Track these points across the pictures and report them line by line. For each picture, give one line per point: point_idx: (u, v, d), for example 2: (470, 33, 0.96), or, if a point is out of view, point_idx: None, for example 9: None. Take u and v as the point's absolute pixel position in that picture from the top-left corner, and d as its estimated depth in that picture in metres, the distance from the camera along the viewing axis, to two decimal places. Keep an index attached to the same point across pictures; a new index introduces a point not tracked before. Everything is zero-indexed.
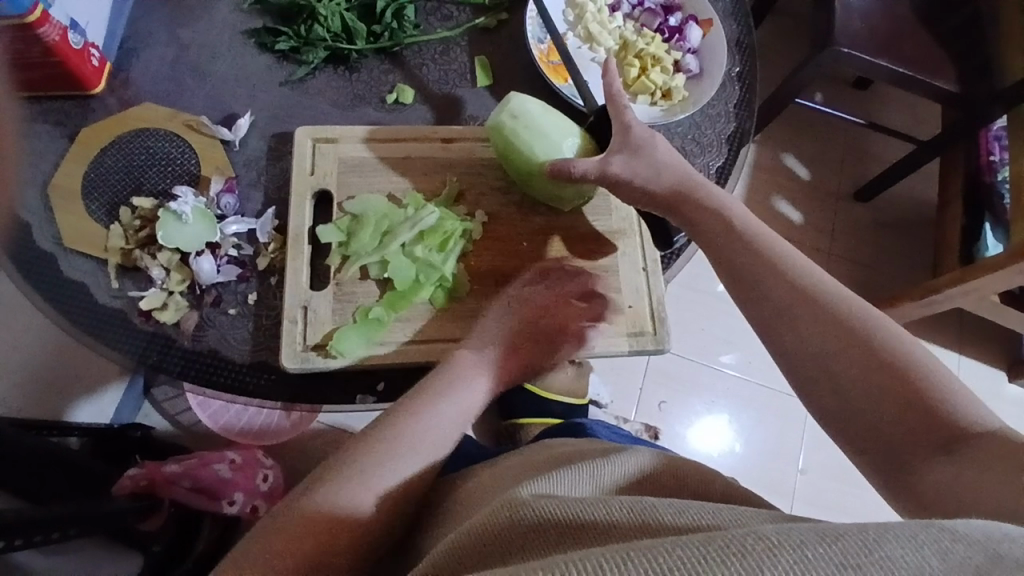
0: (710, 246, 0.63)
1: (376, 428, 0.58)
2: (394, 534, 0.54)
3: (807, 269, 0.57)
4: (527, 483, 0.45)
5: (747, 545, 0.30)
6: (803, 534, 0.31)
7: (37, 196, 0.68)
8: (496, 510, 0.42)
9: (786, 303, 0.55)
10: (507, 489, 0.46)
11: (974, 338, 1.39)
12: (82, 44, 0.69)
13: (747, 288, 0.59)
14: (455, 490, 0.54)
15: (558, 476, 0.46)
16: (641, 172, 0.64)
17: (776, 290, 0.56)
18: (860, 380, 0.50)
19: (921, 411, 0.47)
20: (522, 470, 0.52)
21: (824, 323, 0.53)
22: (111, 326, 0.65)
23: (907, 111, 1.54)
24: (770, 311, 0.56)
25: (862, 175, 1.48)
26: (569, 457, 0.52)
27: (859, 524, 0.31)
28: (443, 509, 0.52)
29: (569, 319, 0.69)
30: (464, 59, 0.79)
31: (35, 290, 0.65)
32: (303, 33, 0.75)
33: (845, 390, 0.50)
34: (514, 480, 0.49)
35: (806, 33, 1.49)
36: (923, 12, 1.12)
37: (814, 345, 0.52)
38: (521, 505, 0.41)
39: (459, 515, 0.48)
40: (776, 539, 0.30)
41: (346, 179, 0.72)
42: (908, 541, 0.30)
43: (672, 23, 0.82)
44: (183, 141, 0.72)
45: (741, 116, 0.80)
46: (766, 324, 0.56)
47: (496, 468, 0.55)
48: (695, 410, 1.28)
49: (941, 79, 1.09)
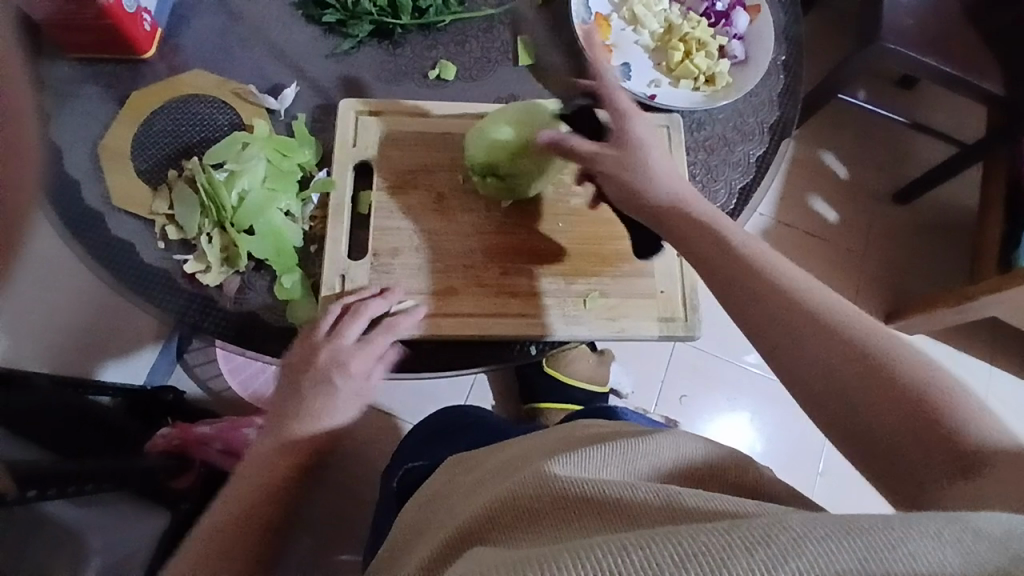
0: (696, 258, 0.58)
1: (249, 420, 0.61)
2: (424, 502, 0.56)
3: (799, 278, 0.52)
4: (559, 456, 0.47)
5: (770, 535, 0.30)
6: (828, 525, 0.31)
7: (87, 156, 0.70)
8: (525, 483, 0.43)
9: (778, 308, 0.50)
10: (536, 462, 0.47)
11: (1008, 348, 1.36)
12: (135, 9, 0.70)
13: (736, 295, 0.54)
14: (488, 461, 0.55)
15: (590, 453, 0.47)
16: (623, 171, 0.62)
17: (771, 301, 0.51)
18: (868, 397, 0.45)
19: (923, 420, 0.43)
20: (552, 446, 0.53)
21: (823, 335, 0.48)
22: (156, 284, 0.67)
23: (954, 112, 1.50)
24: (760, 321, 0.51)
25: (901, 175, 1.45)
26: (604, 436, 0.53)
27: (883, 518, 0.31)
28: (474, 480, 0.52)
29: (601, 302, 0.70)
30: (507, 38, 0.79)
31: (83, 248, 0.68)
32: (350, 6, 0.76)
33: (842, 396, 0.46)
34: (542, 455, 0.50)
35: (851, 27, 1.45)
36: (972, 9, 1.09)
37: (811, 355, 0.47)
38: (552, 480, 0.42)
39: (488, 485, 0.49)
40: (800, 531, 0.30)
41: (386, 153, 0.72)
42: (932, 537, 0.30)
43: (719, 7, 0.81)
44: (230, 109, 0.73)
45: (784, 105, 0.79)
46: (758, 334, 0.51)
47: (530, 443, 0.56)
48: (716, 405, 1.27)
49: (987, 81, 1.06)
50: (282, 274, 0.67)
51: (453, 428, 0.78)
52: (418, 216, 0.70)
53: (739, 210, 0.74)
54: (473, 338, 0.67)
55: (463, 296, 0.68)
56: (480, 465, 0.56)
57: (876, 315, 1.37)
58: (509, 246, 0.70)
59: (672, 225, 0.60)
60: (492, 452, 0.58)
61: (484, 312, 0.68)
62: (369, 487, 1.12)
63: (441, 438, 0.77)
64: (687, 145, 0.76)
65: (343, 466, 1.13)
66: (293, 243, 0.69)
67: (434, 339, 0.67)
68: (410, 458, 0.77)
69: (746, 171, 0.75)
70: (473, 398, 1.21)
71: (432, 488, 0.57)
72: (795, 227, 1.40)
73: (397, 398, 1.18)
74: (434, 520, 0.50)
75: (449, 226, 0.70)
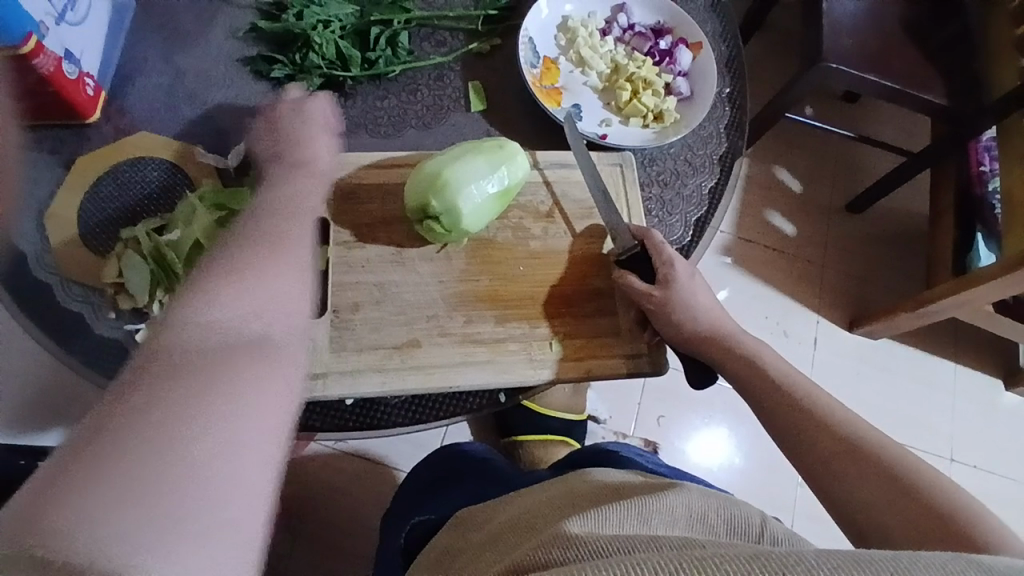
0: (737, 379, 0.69)
1: (94, 442, 0.34)
2: (432, 565, 0.54)
3: (815, 394, 0.65)
4: (576, 516, 0.46)
5: (789, 565, 0.32)
6: (838, 557, 0.33)
7: (31, 225, 0.68)
8: (541, 547, 0.42)
9: (799, 418, 0.63)
10: (552, 524, 0.46)
11: (968, 347, 1.40)
12: (77, 74, 0.69)
13: (764, 406, 0.67)
14: (496, 520, 0.54)
15: (604, 515, 0.46)
16: (677, 308, 0.68)
17: (786, 407, 0.65)
18: (876, 487, 0.56)
19: (921, 508, 0.54)
20: (568, 500, 0.52)
21: (835, 435, 0.61)
22: (110, 356, 0.65)
23: (896, 123, 1.56)
24: (788, 428, 0.64)
25: (853, 186, 1.50)
26: (616, 490, 0.52)
27: (893, 554, 0.34)
28: (483, 542, 0.51)
29: (566, 344, 0.70)
30: (458, 84, 0.80)
31: (31, 321, 0.66)
32: (298, 60, 0.76)
33: (848, 485, 0.58)
34: (557, 511, 0.49)
35: (794, 49, 1.51)
36: (910, 27, 1.14)
37: (825, 447, 0.61)
38: (573, 541, 0.41)
39: (503, 550, 0.47)
40: (816, 562, 0.32)
41: (341, 208, 0.72)
42: (939, 570, 0.32)
43: (662, 46, 0.84)
44: (178, 169, 0.71)
45: (732, 136, 0.81)
46: (783, 434, 0.64)
47: (539, 496, 0.55)
48: (693, 424, 1.28)
49: (929, 93, 1.10)
50: None
51: (455, 478, 0.77)
52: (378, 266, 0.70)
53: (696, 242, 0.75)
54: (439, 390, 0.66)
55: (428, 347, 0.67)
56: (490, 521, 0.55)
57: (841, 325, 1.39)
58: (472, 293, 0.70)
59: (713, 353, 0.69)
60: (496, 508, 0.57)
61: (450, 363, 0.67)
62: (350, 538, 1.09)
63: (442, 491, 0.76)
64: (641, 181, 0.78)
65: (320, 518, 1.10)
66: None
67: (402, 394, 0.66)
68: (414, 513, 0.75)
69: (700, 204, 0.77)
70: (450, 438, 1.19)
71: (434, 551, 0.56)
72: (755, 242, 1.43)
73: (373, 442, 1.16)
74: None
75: (409, 276, 0.70)
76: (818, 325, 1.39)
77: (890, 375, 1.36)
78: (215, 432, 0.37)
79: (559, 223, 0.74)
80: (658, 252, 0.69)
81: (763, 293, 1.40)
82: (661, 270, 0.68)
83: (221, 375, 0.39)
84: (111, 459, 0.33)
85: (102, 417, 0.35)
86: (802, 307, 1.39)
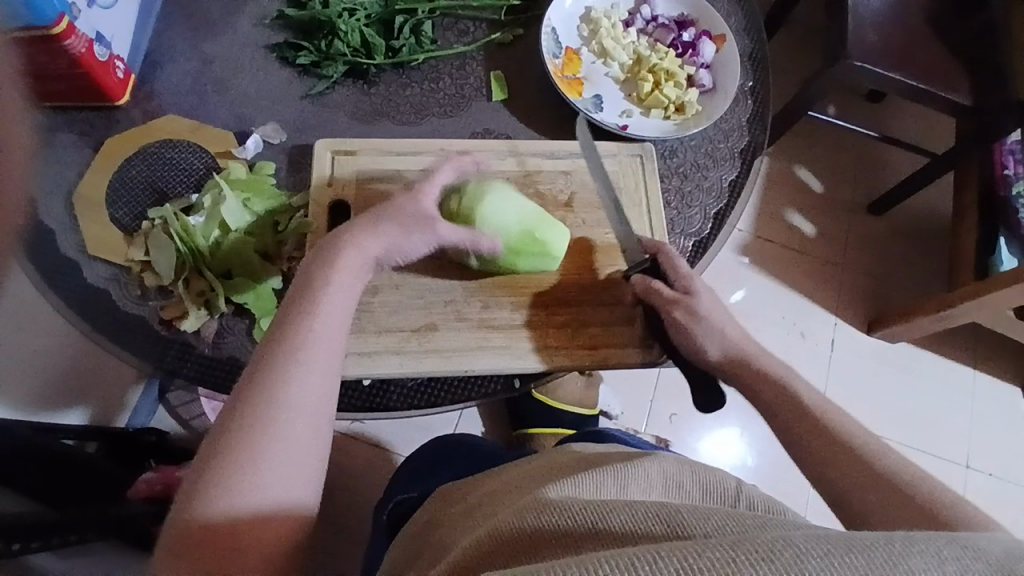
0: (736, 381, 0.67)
1: (221, 433, 0.50)
2: (420, 530, 0.54)
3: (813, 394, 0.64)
4: (555, 484, 0.46)
5: (774, 551, 0.30)
6: (830, 543, 0.31)
7: (62, 204, 0.70)
8: (523, 510, 0.42)
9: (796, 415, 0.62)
10: (533, 490, 0.46)
11: (988, 353, 1.38)
12: (107, 57, 0.71)
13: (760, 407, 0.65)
14: (478, 491, 0.55)
15: (582, 484, 0.46)
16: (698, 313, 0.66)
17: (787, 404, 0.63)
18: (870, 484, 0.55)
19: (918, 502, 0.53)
20: (548, 472, 0.52)
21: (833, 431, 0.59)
22: (133, 333, 0.66)
23: (921, 124, 1.54)
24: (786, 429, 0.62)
25: (875, 186, 1.49)
26: (593, 460, 0.53)
27: (885, 537, 0.31)
28: (468, 508, 0.52)
29: (581, 332, 0.70)
30: (480, 74, 0.80)
31: (57, 296, 0.67)
32: (323, 48, 0.77)
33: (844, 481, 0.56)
34: (542, 481, 0.50)
35: (818, 47, 1.50)
36: (935, 27, 1.12)
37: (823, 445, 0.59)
38: (551, 508, 0.41)
39: (486, 515, 0.48)
40: (803, 546, 0.30)
41: (362, 192, 0.73)
42: (933, 557, 0.30)
43: (686, 38, 0.83)
44: (206, 152, 0.74)
45: (754, 130, 0.81)
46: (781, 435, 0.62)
47: (523, 469, 0.55)
48: (706, 422, 1.27)
49: (954, 92, 1.08)
50: (262, 317, 0.67)
51: (462, 458, 0.77)
52: None
53: (715, 234, 0.75)
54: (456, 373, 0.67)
55: (445, 331, 0.68)
56: (473, 492, 0.55)
57: (858, 326, 1.38)
58: (489, 279, 0.70)
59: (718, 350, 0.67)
60: (481, 480, 0.57)
61: (467, 347, 0.68)
62: (361, 524, 1.10)
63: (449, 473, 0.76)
64: (660, 173, 0.78)
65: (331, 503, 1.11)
66: (273, 286, 0.69)
67: (417, 376, 0.67)
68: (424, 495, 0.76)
69: (720, 197, 0.76)
70: (462, 427, 1.20)
71: (419, 521, 0.56)
72: (773, 241, 1.42)
73: (386, 429, 1.17)
74: (427, 551, 0.49)
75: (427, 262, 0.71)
76: (835, 326, 1.38)
77: (905, 377, 1.35)
78: (268, 455, 0.49)
79: (577, 213, 0.74)
80: (675, 265, 0.68)
81: (780, 292, 1.39)
82: (682, 281, 0.67)
83: (273, 376, 0.52)
84: (228, 442, 0.49)
85: (228, 413, 0.51)
86: (818, 306, 1.38)
